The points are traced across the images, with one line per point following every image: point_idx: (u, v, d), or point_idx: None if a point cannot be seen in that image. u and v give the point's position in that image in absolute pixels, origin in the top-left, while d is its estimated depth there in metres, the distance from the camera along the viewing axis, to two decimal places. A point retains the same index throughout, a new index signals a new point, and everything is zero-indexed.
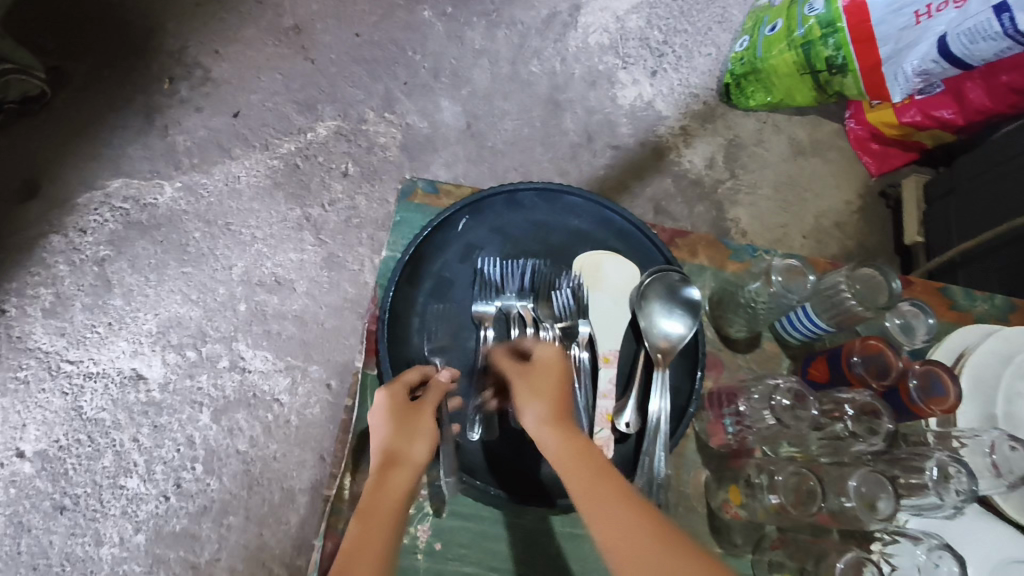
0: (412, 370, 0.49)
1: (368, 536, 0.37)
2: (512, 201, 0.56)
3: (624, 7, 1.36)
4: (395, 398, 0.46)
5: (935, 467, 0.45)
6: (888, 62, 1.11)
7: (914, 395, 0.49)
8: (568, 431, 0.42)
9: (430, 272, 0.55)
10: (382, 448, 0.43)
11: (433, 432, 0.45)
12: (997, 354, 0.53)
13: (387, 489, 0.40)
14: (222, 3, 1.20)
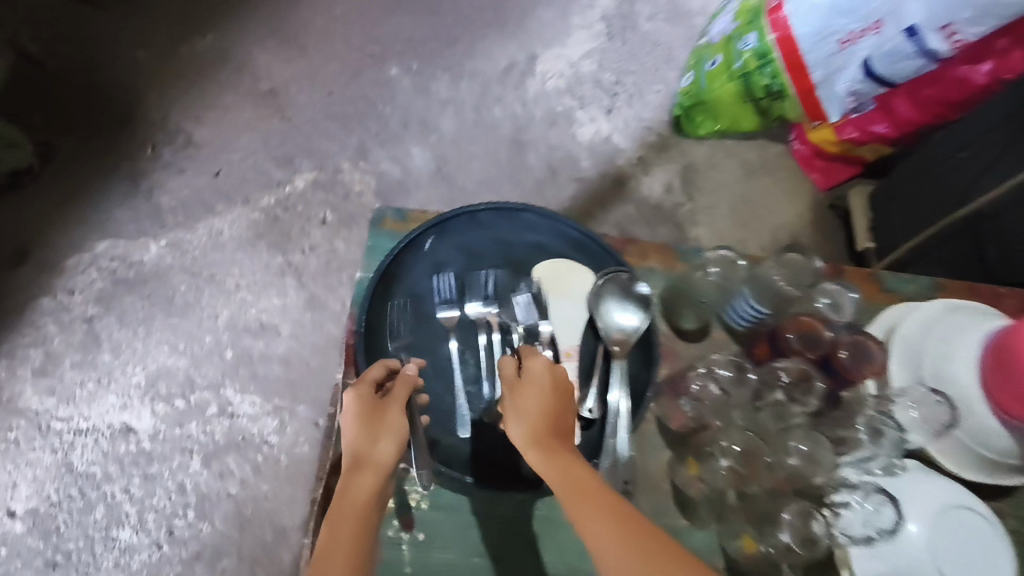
0: (377, 364, 0.53)
1: (334, 546, 0.42)
2: (474, 220, 0.61)
3: (578, 54, 1.46)
4: (363, 399, 0.50)
5: (865, 426, 0.51)
6: (823, 86, 1.22)
7: (845, 362, 0.54)
8: (569, 466, 0.46)
9: (401, 289, 0.59)
10: (352, 452, 0.48)
11: (398, 428, 0.49)
12: (919, 322, 0.59)
13: (351, 491, 0.46)
14: (201, 73, 1.28)
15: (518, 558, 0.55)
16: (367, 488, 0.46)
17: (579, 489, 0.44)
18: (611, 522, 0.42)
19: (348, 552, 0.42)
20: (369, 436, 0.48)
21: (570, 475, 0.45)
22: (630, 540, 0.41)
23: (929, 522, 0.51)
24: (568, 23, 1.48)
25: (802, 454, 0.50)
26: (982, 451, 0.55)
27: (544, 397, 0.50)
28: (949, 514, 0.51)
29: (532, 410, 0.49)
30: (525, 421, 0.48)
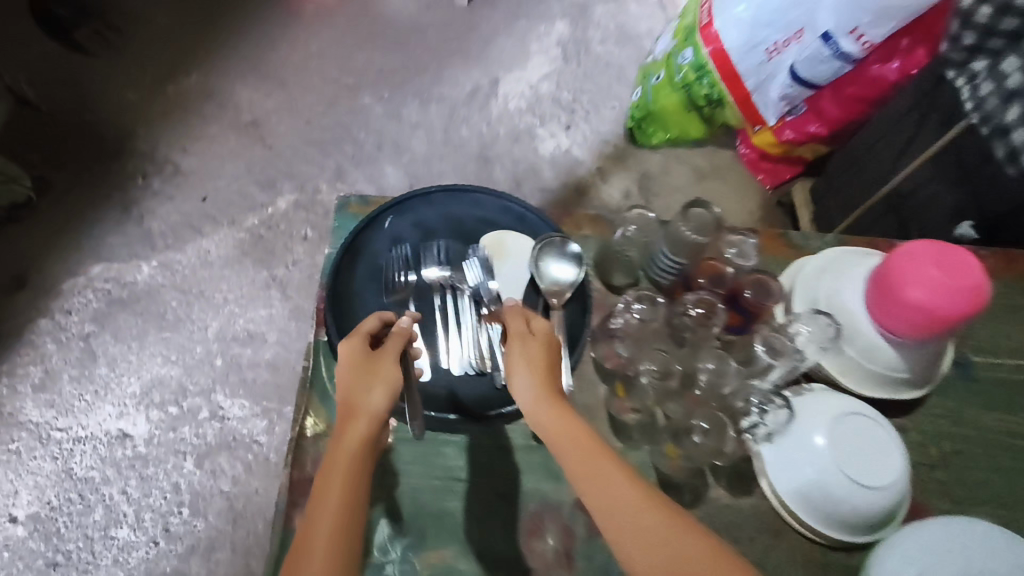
0: (372, 318, 0.57)
1: (329, 487, 0.46)
2: (427, 200, 0.70)
3: (536, 77, 1.60)
4: (358, 351, 0.54)
5: (763, 345, 0.60)
6: (757, 92, 1.35)
7: (748, 299, 0.64)
8: (572, 430, 0.49)
9: (365, 261, 0.67)
10: (347, 401, 0.51)
11: (388, 379, 0.52)
12: (815, 268, 0.68)
13: (346, 437, 0.49)
14: (188, 109, 1.40)
15: (475, 484, 0.59)
16: (361, 433, 0.49)
17: (579, 444, 0.48)
18: (615, 482, 0.46)
19: (340, 492, 0.46)
20: (362, 386, 0.52)
21: (572, 435, 0.49)
22: (633, 503, 0.45)
23: (831, 429, 0.58)
24: (525, 51, 1.62)
25: (710, 372, 0.60)
26: (869, 366, 0.63)
27: (540, 361, 0.54)
28: (847, 420, 0.59)
29: (533, 373, 0.53)
30: (531, 383, 0.52)
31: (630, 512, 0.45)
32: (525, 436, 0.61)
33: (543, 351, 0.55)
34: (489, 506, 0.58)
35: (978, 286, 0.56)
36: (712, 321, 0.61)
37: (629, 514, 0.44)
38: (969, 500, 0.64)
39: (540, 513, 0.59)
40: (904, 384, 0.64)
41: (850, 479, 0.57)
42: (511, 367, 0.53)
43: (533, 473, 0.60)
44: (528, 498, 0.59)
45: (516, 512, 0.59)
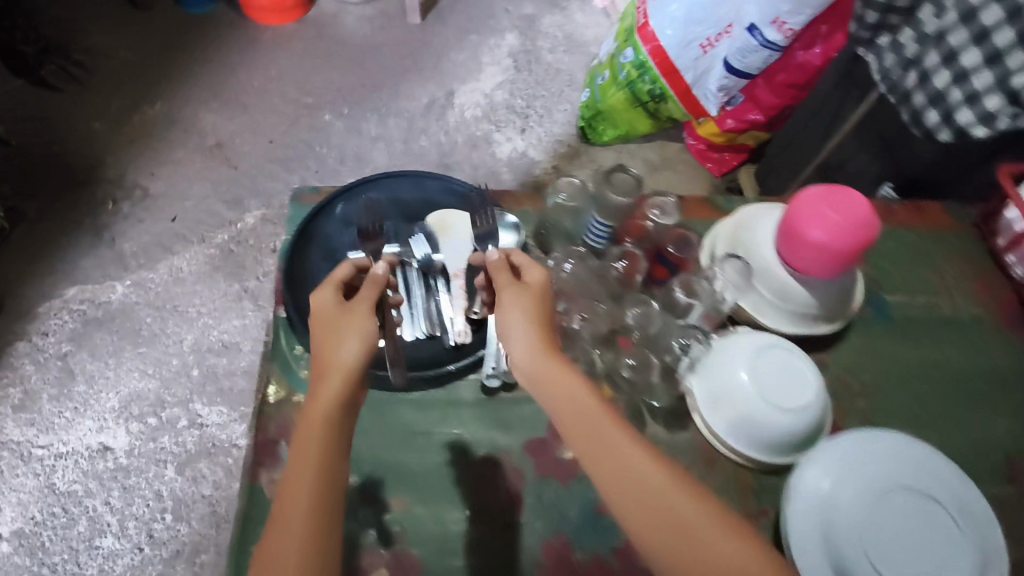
0: (344, 268, 0.57)
1: (307, 449, 0.47)
2: (378, 187, 0.77)
3: (490, 87, 1.68)
4: (329, 303, 0.54)
5: (680, 290, 0.69)
6: (697, 86, 1.43)
7: (673, 255, 0.72)
8: (580, 397, 0.50)
9: (319, 242, 0.73)
10: (323, 356, 0.52)
11: (357, 331, 0.52)
12: (733, 220, 0.75)
13: (321, 396, 0.49)
14: (155, 137, 1.46)
15: (428, 437, 0.63)
16: (335, 387, 0.50)
17: (576, 412, 0.50)
18: (628, 450, 0.48)
19: (319, 448, 0.47)
20: (335, 338, 0.52)
21: (569, 401, 0.50)
22: (636, 471, 0.47)
23: (753, 360, 0.64)
24: (478, 65, 1.71)
25: (636, 316, 0.69)
26: (786, 305, 0.70)
27: (534, 317, 0.54)
28: (768, 351, 0.64)
29: (532, 332, 0.53)
30: (532, 346, 0.53)
31: (641, 479, 0.47)
32: (472, 391, 0.66)
33: (537, 305, 0.55)
34: (441, 457, 0.63)
35: (870, 217, 0.63)
36: (634, 273, 0.72)
37: (642, 481, 0.47)
38: (890, 423, 0.70)
39: (492, 460, 0.63)
40: (820, 318, 0.71)
41: (774, 405, 0.62)
42: (505, 325, 0.54)
43: (482, 423, 0.64)
44: (479, 446, 0.64)
45: (469, 460, 0.63)
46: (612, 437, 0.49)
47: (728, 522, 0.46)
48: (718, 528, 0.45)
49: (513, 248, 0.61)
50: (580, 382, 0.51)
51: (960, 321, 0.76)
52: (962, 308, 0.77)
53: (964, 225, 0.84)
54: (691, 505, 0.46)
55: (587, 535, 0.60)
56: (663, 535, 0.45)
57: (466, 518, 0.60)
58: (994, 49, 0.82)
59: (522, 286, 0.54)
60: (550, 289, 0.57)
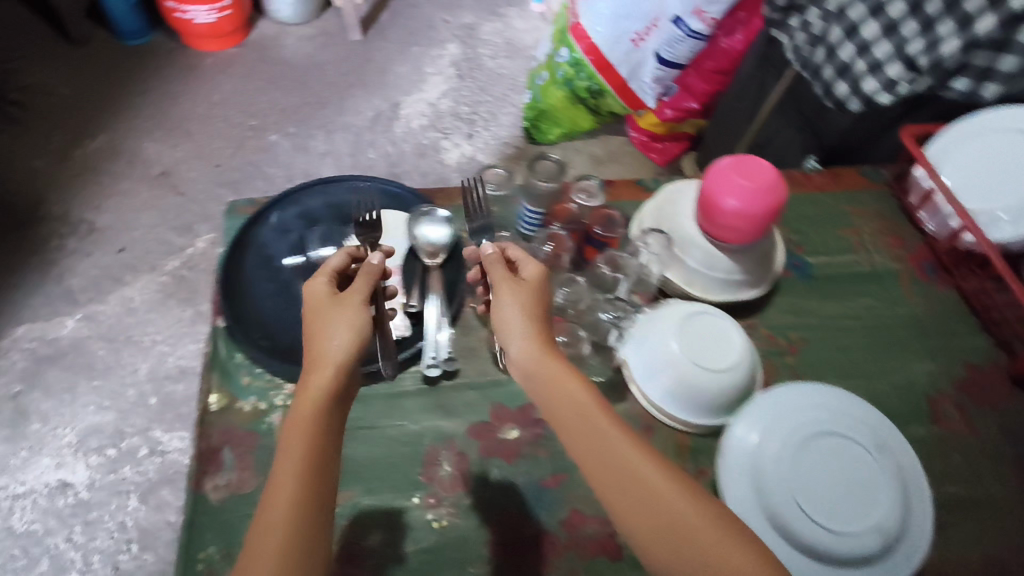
0: (336, 260, 0.61)
1: (294, 437, 0.47)
2: (311, 192, 0.78)
3: (434, 96, 1.71)
4: (322, 295, 0.57)
5: (604, 263, 0.72)
6: (633, 80, 1.47)
7: (600, 235, 0.73)
8: (577, 397, 0.52)
9: (254, 250, 0.74)
10: (315, 346, 0.53)
11: (348, 320, 0.54)
12: (658, 200, 0.77)
13: (310, 385, 0.50)
14: (99, 170, 1.45)
15: (371, 429, 0.64)
16: (324, 377, 0.51)
17: (574, 408, 0.52)
18: (622, 447, 0.49)
19: (305, 436, 0.47)
20: (327, 329, 0.54)
21: (565, 393, 0.52)
22: (627, 457, 0.48)
23: (681, 325, 0.66)
24: (420, 75, 1.74)
25: (565, 294, 0.72)
26: (712, 273, 0.72)
27: (531, 315, 0.57)
28: (694, 316, 0.67)
29: (529, 331, 0.56)
30: (529, 345, 0.55)
31: (634, 475, 0.48)
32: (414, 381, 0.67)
33: (532, 302, 0.58)
34: (386, 447, 0.63)
35: (777, 181, 0.67)
36: (561, 252, 0.73)
37: (633, 478, 0.47)
38: (820, 375, 0.73)
39: (437, 447, 0.64)
40: (744, 284, 0.73)
41: (700, 366, 0.64)
42: (503, 322, 0.57)
43: (425, 411, 0.65)
44: (424, 434, 0.64)
45: (414, 448, 0.64)
46: (608, 435, 0.50)
47: (720, 519, 0.46)
48: (711, 524, 0.45)
49: (508, 244, 0.64)
50: (578, 382, 0.53)
51: (878, 275, 0.80)
52: (879, 262, 0.81)
53: (877, 185, 0.88)
54: (684, 502, 0.46)
55: (534, 509, 0.61)
56: (654, 532, 0.45)
57: (414, 504, 0.61)
58: (890, 20, 0.85)
59: (519, 281, 0.57)
60: (547, 286, 0.61)
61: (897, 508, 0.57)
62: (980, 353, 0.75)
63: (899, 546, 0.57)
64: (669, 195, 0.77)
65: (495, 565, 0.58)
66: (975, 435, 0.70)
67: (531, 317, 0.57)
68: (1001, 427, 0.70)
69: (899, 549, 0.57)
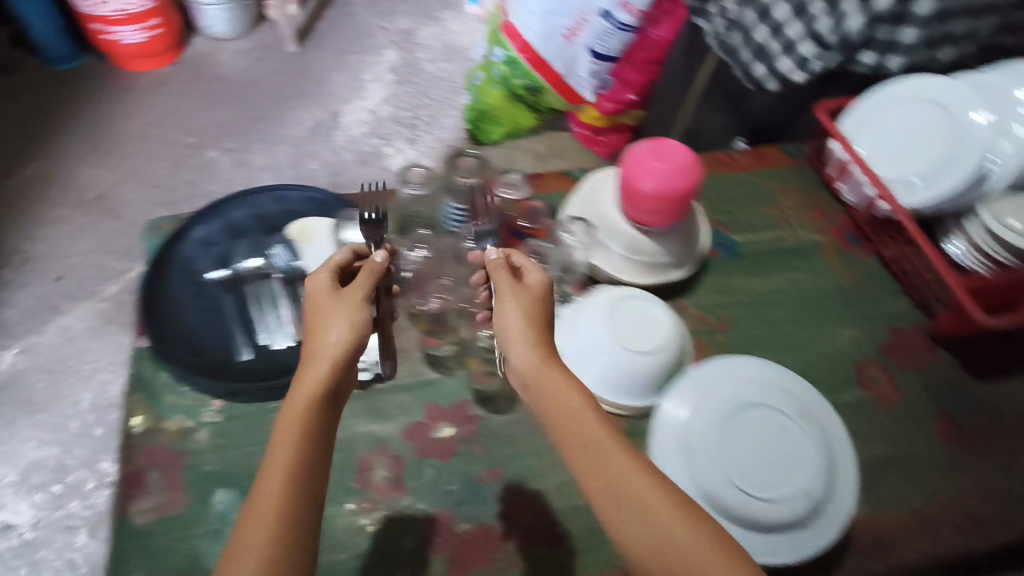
0: (338, 253, 0.58)
1: (283, 436, 0.45)
2: (235, 204, 0.76)
3: (375, 103, 1.70)
4: (321, 289, 0.54)
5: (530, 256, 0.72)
6: (570, 76, 1.48)
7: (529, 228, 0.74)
8: (574, 409, 0.49)
9: (176, 266, 0.71)
10: (313, 340, 0.51)
11: (347, 315, 0.52)
12: (580, 190, 0.78)
13: (305, 380, 0.48)
14: (30, 199, 1.41)
15: None
16: (322, 371, 0.48)
17: (566, 415, 0.49)
18: (619, 465, 0.45)
19: (298, 433, 0.45)
20: (325, 323, 0.52)
21: (563, 398, 0.49)
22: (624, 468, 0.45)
23: (608, 309, 0.67)
24: (360, 83, 1.73)
25: None
26: (638, 258, 0.73)
27: (533, 320, 0.54)
28: (622, 297, 0.68)
29: (533, 337, 0.53)
30: (529, 349, 0.52)
31: (630, 495, 0.44)
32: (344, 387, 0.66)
33: (535, 302, 0.56)
34: None
35: (692, 158, 0.68)
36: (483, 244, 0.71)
37: (629, 496, 0.44)
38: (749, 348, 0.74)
39: (370, 451, 0.63)
40: (669, 264, 0.74)
41: (626, 347, 0.65)
42: (502, 321, 0.54)
43: (356, 416, 0.65)
44: (357, 439, 0.63)
45: (346, 454, 0.63)
46: (604, 451, 0.46)
47: (720, 542, 0.42)
48: (709, 549, 0.42)
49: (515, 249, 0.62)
50: (576, 394, 0.50)
51: (803, 248, 0.82)
52: (803, 236, 0.83)
53: (799, 161, 0.91)
54: (681, 527, 0.43)
55: (469, 505, 0.61)
56: (649, 554, 0.42)
57: (348, 510, 0.60)
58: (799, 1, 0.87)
59: (524, 285, 0.55)
60: (549, 291, 0.58)
61: (823, 473, 0.58)
62: (902, 317, 0.78)
63: (826, 509, 0.58)
64: (590, 184, 0.77)
65: (432, 564, 0.57)
66: (901, 398, 0.72)
67: (532, 318, 0.54)
68: (926, 387, 0.72)
69: (826, 513, 0.58)
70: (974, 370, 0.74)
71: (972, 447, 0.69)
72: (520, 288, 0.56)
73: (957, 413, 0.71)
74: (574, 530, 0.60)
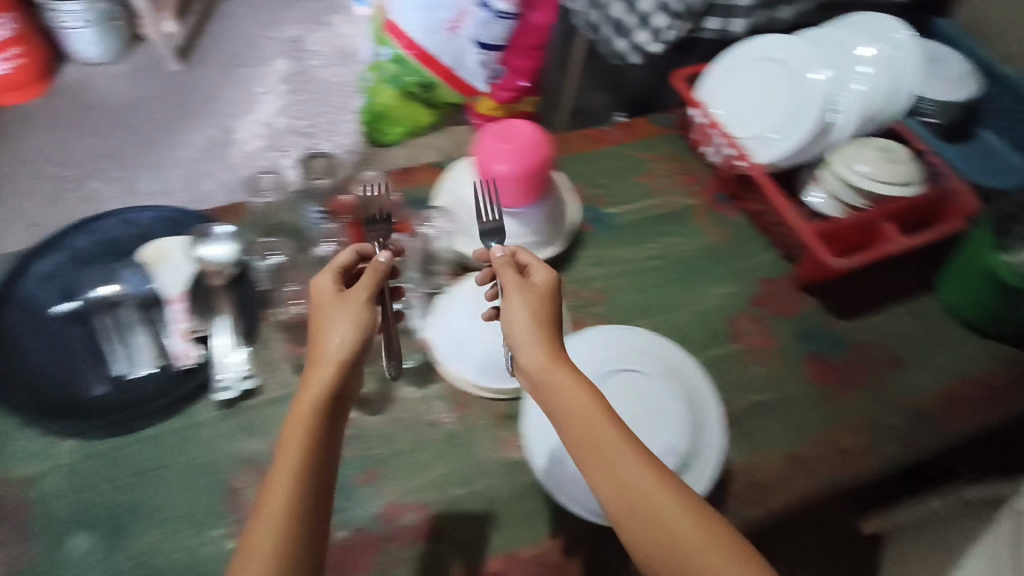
0: (344, 252, 0.57)
1: (287, 446, 0.44)
2: (80, 231, 0.73)
3: (268, 115, 1.64)
4: (325, 292, 0.53)
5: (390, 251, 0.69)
6: (460, 69, 1.38)
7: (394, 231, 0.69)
8: (584, 407, 0.47)
9: (16, 303, 0.67)
10: (317, 343, 0.50)
11: (348, 318, 0.51)
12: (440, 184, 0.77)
13: (309, 386, 0.47)
14: None
15: (166, 467, 0.60)
16: (328, 377, 0.48)
17: (574, 418, 0.48)
18: (629, 461, 0.45)
19: (301, 444, 0.44)
20: (328, 325, 0.51)
21: (573, 401, 0.48)
22: (636, 471, 0.44)
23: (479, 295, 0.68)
24: (250, 96, 1.67)
25: None
26: (505, 241, 0.72)
27: (539, 319, 0.53)
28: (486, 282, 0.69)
29: (540, 334, 0.52)
30: (536, 349, 0.51)
31: (637, 491, 0.44)
32: (209, 408, 0.64)
33: (540, 302, 0.54)
34: (181, 482, 0.60)
35: (536, 130, 0.70)
36: (336, 247, 0.68)
37: (635, 495, 0.44)
38: (625, 316, 0.75)
39: (239, 470, 0.61)
40: (537, 242, 0.74)
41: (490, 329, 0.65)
42: (507, 321, 0.53)
43: (223, 437, 0.62)
44: (225, 460, 0.61)
45: (214, 476, 0.60)
46: (614, 450, 0.45)
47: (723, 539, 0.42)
48: (714, 547, 0.41)
49: (520, 248, 0.61)
50: (584, 392, 0.48)
51: (675, 212, 0.84)
52: (674, 201, 0.85)
53: (668, 130, 0.92)
54: (688, 526, 0.42)
55: (346, 510, 0.59)
56: (651, 548, 0.42)
57: (217, 535, 0.57)
58: None
59: (531, 284, 0.53)
60: (556, 290, 0.56)
61: (687, 428, 0.60)
62: (771, 268, 0.80)
63: (695, 463, 0.59)
64: (450, 177, 0.76)
65: None
66: (771, 345, 0.74)
67: (538, 319, 0.53)
68: (793, 332, 0.75)
69: (694, 467, 0.59)
70: (839, 309, 0.77)
71: (839, 382, 0.72)
72: (525, 285, 0.55)
73: (824, 352, 0.74)
74: (453, 519, 0.59)
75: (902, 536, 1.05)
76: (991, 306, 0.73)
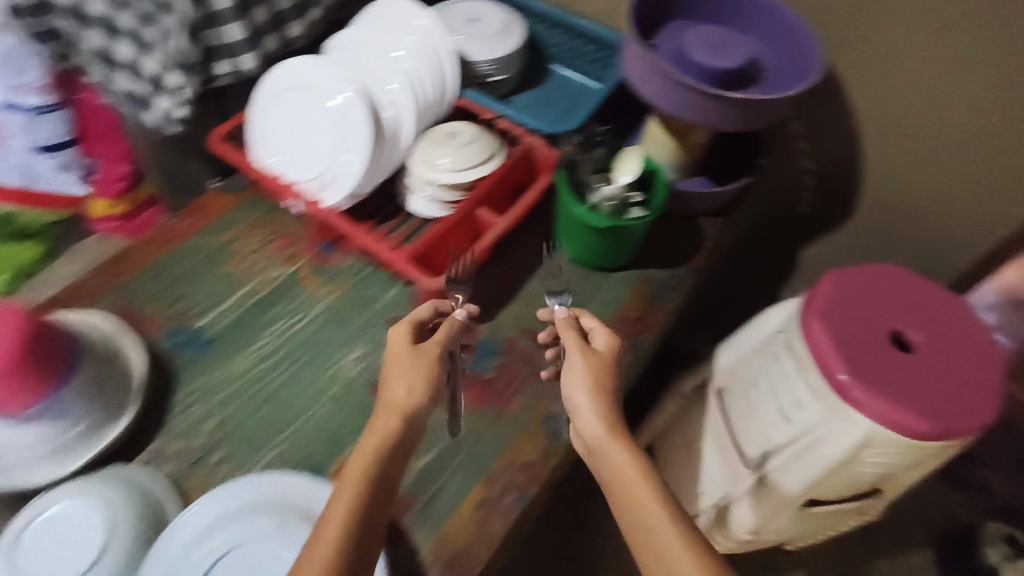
0: (425, 305, 0.62)
1: (342, 499, 0.49)
2: None
3: None
4: (401, 344, 0.58)
5: None
6: (39, 181, 0.91)
7: None
8: (629, 474, 0.54)
9: None
10: (382, 401, 0.56)
11: (415, 372, 0.57)
12: None
13: (373, 437, 0.53)
14: None
15: None
16: (391, 432, 0.54)
17: (622, 477, 0.54)
18: (657, 523, 0.51)
19: (355, 497, 0.49)
20: (399, 379, 0.56)
21: (624, 462, 0.55)
22: (668, 532, 0.50)
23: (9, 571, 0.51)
24: None
25: None
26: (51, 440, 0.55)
27: (601, 387, 0.59)
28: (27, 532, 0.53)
29: (598, 405, 0.58)
30: (599, 421, 0.57)
31: (665, 556, 0.49)
32: None
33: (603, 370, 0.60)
34: None
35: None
36: None
37: (665, 560, 0.49)
38: (250, 447, 0.61)
39: None
40: (103, 415, 0.57)
41: None
42: (564, 378, 0.60)
43: None
44: None
45: None
46: (656, 523, 0.51)
47: None
48: None
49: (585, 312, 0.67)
50: (634, 464, 0.54)
51: (274, 289, 0.72)
52: (270, 276, 0.73)
53: (242, 194, 0.79)
54: None
55: None
56: None
57: None
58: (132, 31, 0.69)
59: (595, 353, 0.60)
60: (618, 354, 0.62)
61: None
62: (399, 303, 0.72)
63: None
64: None
65: None
66: None
67: (596, 381, 0.59)
68: None
69: None
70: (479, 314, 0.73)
71: (499, 395, 0.68)
72: (590, 352, 0.61)
73: (477, 367, 0.70)
74: None
75: (661, 452, 1.08)
76: (601, 252, 0.75)
